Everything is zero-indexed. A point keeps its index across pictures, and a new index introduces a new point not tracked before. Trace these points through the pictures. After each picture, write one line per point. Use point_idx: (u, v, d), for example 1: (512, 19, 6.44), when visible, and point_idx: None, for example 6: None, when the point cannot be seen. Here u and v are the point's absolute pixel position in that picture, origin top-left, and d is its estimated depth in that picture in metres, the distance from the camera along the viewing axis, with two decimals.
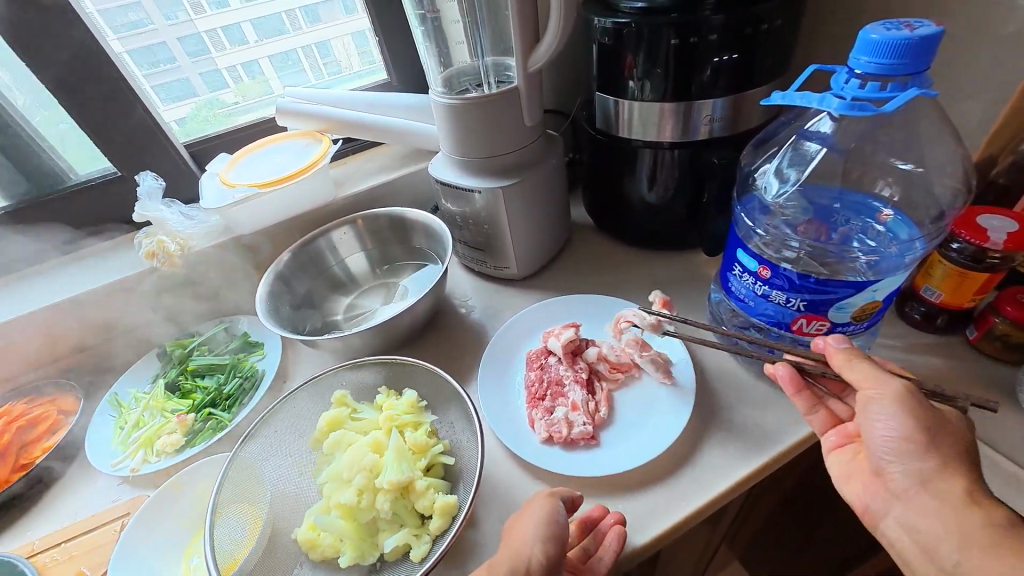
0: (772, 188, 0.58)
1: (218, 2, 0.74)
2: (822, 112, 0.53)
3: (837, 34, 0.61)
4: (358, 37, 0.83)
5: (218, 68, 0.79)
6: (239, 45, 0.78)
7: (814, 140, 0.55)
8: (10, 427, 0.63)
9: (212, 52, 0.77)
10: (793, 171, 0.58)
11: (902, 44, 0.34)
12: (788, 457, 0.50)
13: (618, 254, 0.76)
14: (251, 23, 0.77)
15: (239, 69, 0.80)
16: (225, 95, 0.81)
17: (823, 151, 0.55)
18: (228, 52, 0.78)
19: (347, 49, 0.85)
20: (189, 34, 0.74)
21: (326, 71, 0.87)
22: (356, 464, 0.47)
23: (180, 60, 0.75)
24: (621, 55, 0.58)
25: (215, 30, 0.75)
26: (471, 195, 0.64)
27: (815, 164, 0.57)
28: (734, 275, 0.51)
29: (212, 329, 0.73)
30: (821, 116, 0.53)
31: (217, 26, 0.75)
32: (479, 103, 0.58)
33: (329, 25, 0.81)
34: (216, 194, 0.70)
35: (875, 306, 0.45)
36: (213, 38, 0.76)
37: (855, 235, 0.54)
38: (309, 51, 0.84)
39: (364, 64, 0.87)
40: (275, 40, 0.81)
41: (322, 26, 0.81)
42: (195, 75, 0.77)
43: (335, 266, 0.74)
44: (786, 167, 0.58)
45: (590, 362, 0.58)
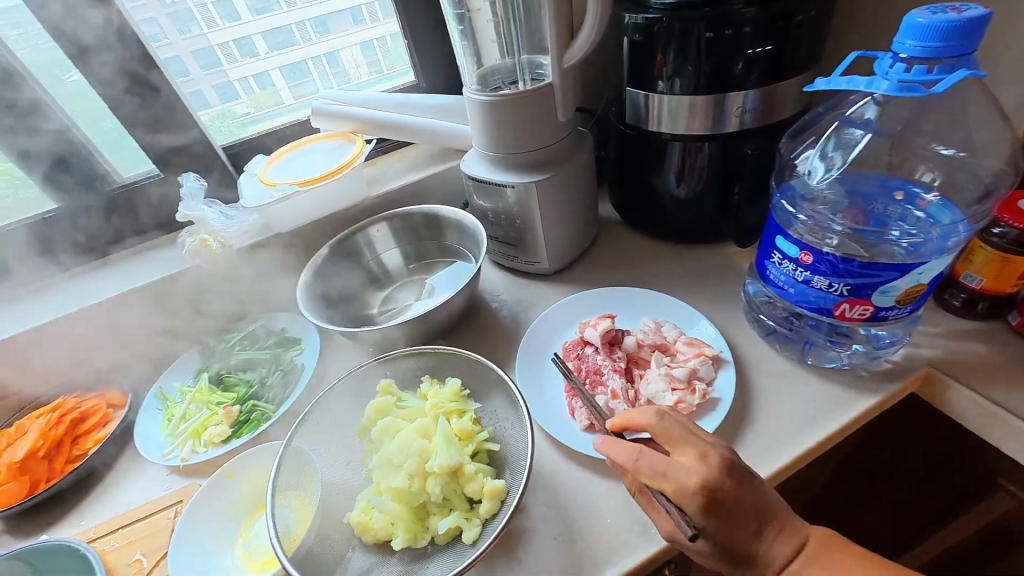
0: (817, 172, 0.59)
1: (230, 16, 0.76)
2: (868, 98, 0.54)
3: (866, 26, 0.62)
4: (366, 47, 0.87)
5: (230, 80, 0.80)
6: (250, 58, 0.80)
7: (856, 127, 0.56)
8: (63, 419, 0.64)
9: (224, 64, 0.79)
10: (839, 155, 0.58)
11: (949, 27, 0.35)
12: (836, 440, 0.50)
13: (646, 248, 0.77)
14: (262, 35, 0.79)
15: (250, 80, 0.82)
16: (237, 106, 0.83)
17: (869, 135, 0.56)
18: (240, 64, 0.80)
19: (355, 59, 0.87)
20: (201, 47, 0.76)
21: (335, 80, 0.89)
22: (406, 449, 0.47)
23: (194, 73, 0.77)
24: (652, 52, 0.60)
25: (227, 44, 0.78)
26: (503, 190, 0.66)
27: (860, 150, 0.57)
28: (773, 262, 0.52)
29: (251, 324, 0.75)
30: (865, 102, 0.54)
31: (232, 39, 0.78)
32: (514, 98, 0.60)
33: (339, 36, 0.84)
34: (256, 193, 0.72)
35: (919, 289, 0.45)
36: (225, 51, 0.78)
37: (894, 222, 0.54)
38: (318, 61, 0.85)
39: (371, 74, 0.90)
40: (289, 50, 0.82)
41: (331, 37, 0.84)
42: (209, 87, 0.79)
43: (371, 261, 0.75)
44: (831, 151, 0.58)
45: (628, 350, 0.59)
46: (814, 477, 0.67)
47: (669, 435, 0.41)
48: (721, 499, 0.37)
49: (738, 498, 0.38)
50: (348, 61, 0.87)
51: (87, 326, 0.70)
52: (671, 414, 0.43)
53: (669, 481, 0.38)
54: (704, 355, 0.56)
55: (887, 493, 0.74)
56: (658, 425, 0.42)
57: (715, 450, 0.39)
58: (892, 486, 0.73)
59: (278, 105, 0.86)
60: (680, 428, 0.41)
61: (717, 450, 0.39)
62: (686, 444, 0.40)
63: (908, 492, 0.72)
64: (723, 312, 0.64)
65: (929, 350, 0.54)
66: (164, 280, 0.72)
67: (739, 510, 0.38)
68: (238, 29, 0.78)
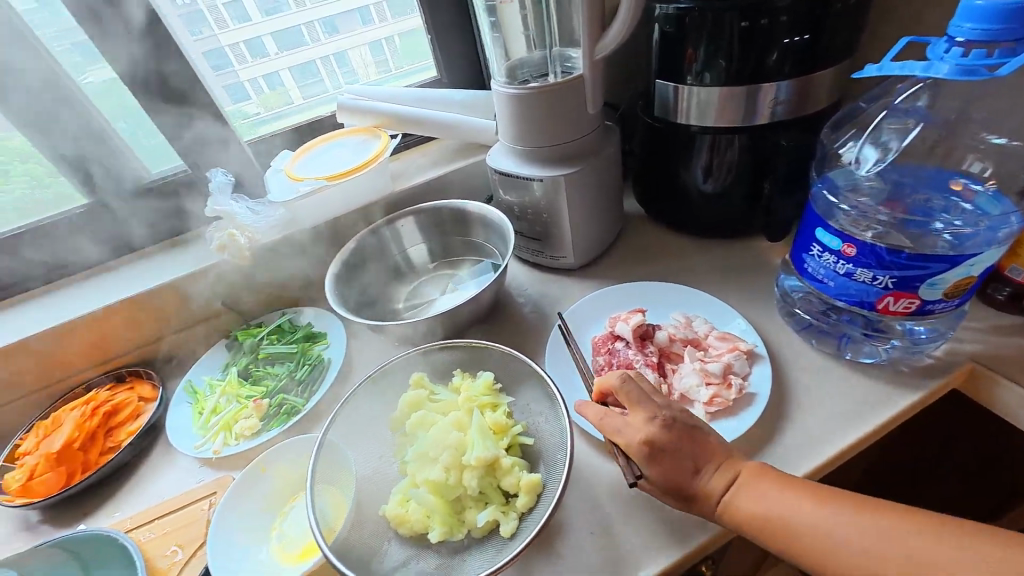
0: (869, 160, 0.57)
1: (240, 17, 0.76)
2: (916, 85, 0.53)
3: (903, 14, 0.61)
4: (374, 47, 0.87)
5: (241, 81, 0.80)
6: (261, 58, 0.80)
7: (910, 117, 0.55)
8: (97, 411, 0.64)
9: (235, 65, 0.78)
10: (885, 145, 0.56)
11: (1010, 9, 0.34)
12: (878, 436, 0.49)
13: (673, 243, 0.76)
14: (273, 36, 0.79)
15: (260, 81, 0.81)
16: (248, 106, 0.82)
17: (919, 125, 0.55)
18: (250, 64, 0.79)
19: (364, 59, 0.87)
20: (213, 49, 0.76)
21: (343, 79, 0.88)
22: (441, 442, 0.47)
23: (205, 75, 0.76)
24: (683, 44, 0.59)
25: (237, 44, 0.77)
26: (530, 184, 0.66)
27: (911, 138, 0.55)
28: (811, 255, 0.51)
29: (278, 319, 0.75)
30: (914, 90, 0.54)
31: (242, 40, 0.77)
32: (544, 91, 0.60)
33: (347, 35, 0.84)
34: (284, 188, 0.73)
35: (968, 282, 0.44)
36: (236, 51, 0.77)
37: (938, 214, 0.53)
38: (327, 60, 0.85)
39: (379, 73, 0.90)
40: (298, 50, 0.82)
41: (340, 36, 0.84)
42: (220, 88, 0.78)
43: (398, 256, 0.75)
44: (875, 143, 0.57)
45: (661, 345, 0.58)
46: None
47: (629, 397, 0.46)
48: (662, 451, 0.42)
49: (681, 450, 0.43)
50: (356, 62, 0.87)
51: (118, 319, 0.71)
52: (635, 380, 0.47)
53: (619, 435, 0.44)
54: (739, 350, 0.55)
55: (934, 487, 0.75)
56: (621, 388, 0.46)
57: (664, 412, 0.44)
58: (938, 479, 0.74)
59: (288, 106, 0.85)
60: (637, 390, 0.46)
61: (665, 411, 0.44)
62: (637, 402, 0.45)
63: (955, 486, 0.73)
64: (756, 306, 0.63)
65: (972, 345, 0.53)
66: (193, 275, 0.73)
67: (682, 460, 0.42)
68: (248, 30, 0.77)
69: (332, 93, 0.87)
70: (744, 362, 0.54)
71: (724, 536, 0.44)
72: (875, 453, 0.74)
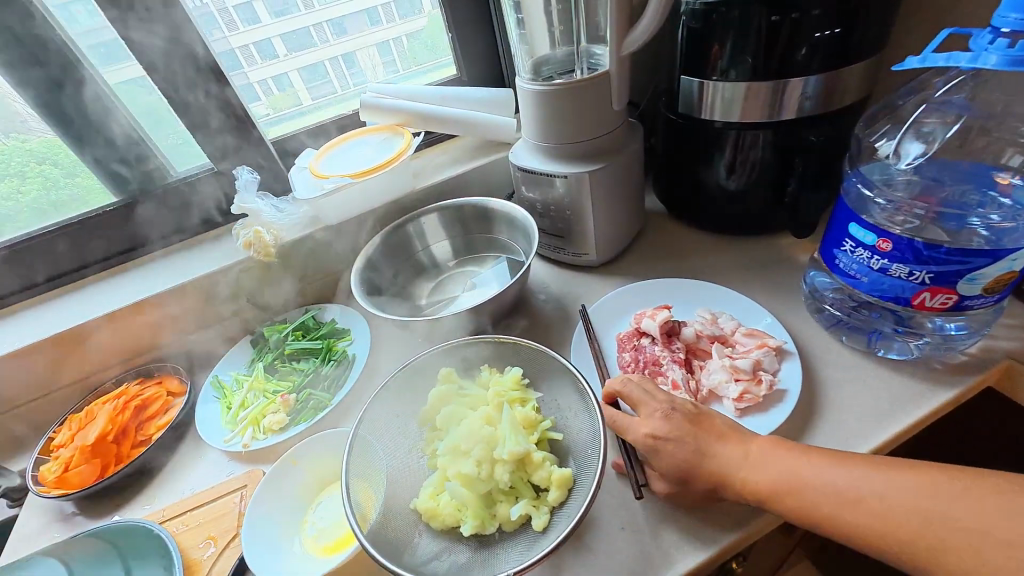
0: (914, 152, 0.55)
1: (250, 18, 0.75)
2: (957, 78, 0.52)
3: (933, 7, 0.60)
4: (381, 48, 0.87)
5: (251, 83, 0.79)
6: (270, 60, 0.80)
7: (949, 109, 0.54)
8: (128, 406, 0.66)
9: (244, 67, 0.78)
10: (924, 141, 0.55)
11: None
12: (912, 433, 0.49)
13: (696, 240, 0.76)
14: (282, 37, 0.79)
15: (269, 83, 0.81)
16: (258, 108, 0.82)
17: (960, 119, 0.53)
18: (259, 66, 0.79)
19: (371, 60, 0.87)
20: (223, 51, 0.75)
21: (351, 80, 0.88)
22: (473, 436, 0.47)
23: None
24: (709, 40, 0.59)
25: (247, 46, 0.77)
26: (553, 181, 0.66)
27: (951, 133, 0.54)
28: (843, 251, 0.50)
29: (302, 316, 0.76)
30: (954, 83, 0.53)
31: (252, 42, 0.77)
32: (570, 87, 0.60)
33: (354, 37, 0.84)
34: (308, 185, 0.74)
35: (1009, 277, 0.44)
36: (246, 53, 0.77)
37: (973, 211, 0.52)
38: (335, 62, 0.85)
39: (386, 75, 0.90)
40: (307, 52, 0.82)
41: (347, 38, 0.83)
42: None
43: (421, 252, 0.76)
44: (912, 139, 0.55)
45: (687, 341, 0.58)
46: None
47: (631, 395, 0.47)
48: (667, 440, 0.43)
49: (686, 437, 0.43)
50: (364, 62, 0.87)
51: (147, 315, 0.72)
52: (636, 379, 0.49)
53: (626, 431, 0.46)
54: (767, 346, 0.55)
55: None
56: (622, 388, 0.48)
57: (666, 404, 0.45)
58: None
59: (296, 107, 0.85)
60: (640, 388, 0.48)
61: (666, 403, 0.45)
62: (640, 398, 0.47)
63: None
64: (784, 303, 0.62)
65: (1008, 342, 0.52)
66: (219, 272, 0.73)
67: (690, 445, 0.43)
68: (258, 32, 0.77)
69: (341, 95, 0.87)
70: (772, 358, 0.54)
71: (752, 536, 0.44)
72: (900, 453, 0.73)
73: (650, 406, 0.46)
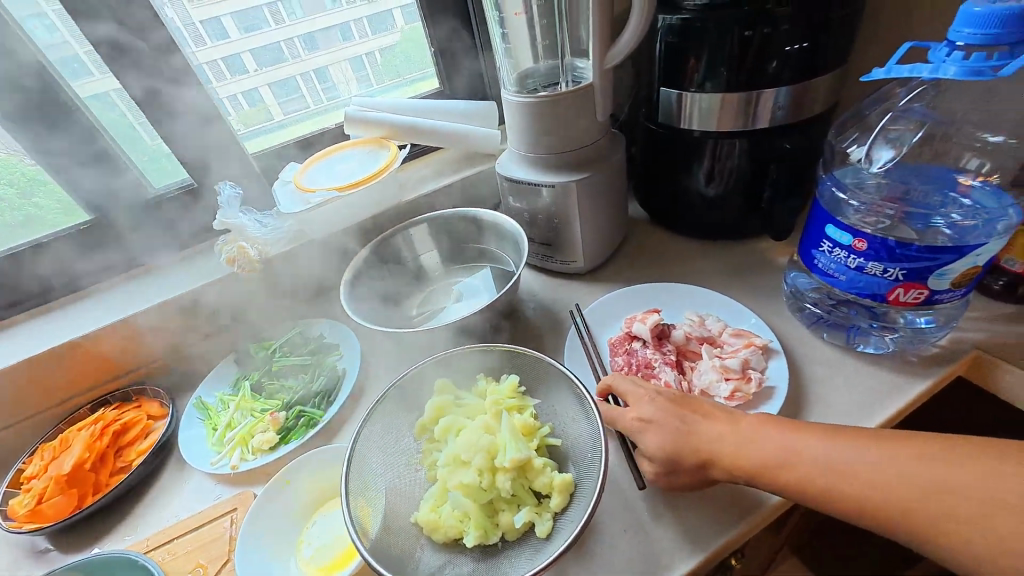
0: (880, 159, 0.59)
1: (218, 33, 0.74)
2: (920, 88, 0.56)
3: (889, 24, 0.64)
4: (354, 62, 0.86)
5: (219, 98, 0.77)
6: (240, 75, 0.78)
7: (912, 117, 0.57)
8: (107, 431, 0.63)
9: (213, 82, 0.76)
10: (891, 148, 0.58)
11: (1008, 15, 0.36)
12: (893, 424, 0.51)
13: (679, 245, 0.78)
14: (251, 53, 0.78)
15: (239, 98, 0.79)
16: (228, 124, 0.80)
17: (924, 127, 0.57)
18: (229, 81, 0.78)
19: (344, 75, 0.87)
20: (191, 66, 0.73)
21: (325, 95, 0.87)
22: (473, 445, 0.47)
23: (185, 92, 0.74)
24: (686, 53, 0.61)
25: (215, 61, 0.75)
26: (540, 190, 0.67)
27: (917, 139, 0.57)
28: (821, 251, 0.53)
29: (288, 332, 0.75)
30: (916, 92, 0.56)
31: (219, 57, 0.75)
32: (556, 99, 0.61)
33: (326, 52, 0.83)
34: (293, 200, 0.73)
35: (974, 271, 0.47)
36: (215, 68, 0.75)
37: (937, 213, 0.56)
38: (308, 78, 0.84)
39: (360, 89, 0.89)
40: (279, 67, 0.81)
41: (319, 54, 0.83)
42: None
43: (410, 263, 0.76)
44: (880, 146, 0.58)
45: (677, 343, 0.59)
46: None
47: (621, 385, 0.50)
48: (656, 422, 0.45)
49: (674, 417, 0.45)
50: (337, 77, 0.86)
51: (124, 337, 0.69)
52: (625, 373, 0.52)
53: (617, 420, 0.48)
54: (755, 346, 0.57)
55: None
56: (613, 380, 0.51)
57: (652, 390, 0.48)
58: None
59: (270, 123, 0.84)
60: (630, 382, 0.50)
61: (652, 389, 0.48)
62: (629, 389, 0.49)
63: None
64: (765, 303, 0.65)
65: (974, 334, 0.55)
66: (201, 289, 0.72)
67: (678, 425, 0.45)
68: (228, 47, 0.75)
69: (314, 110, 0.87)
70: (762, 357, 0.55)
71: (746, 533, 0.45)
72: None
73: (637, 393, 0.48)
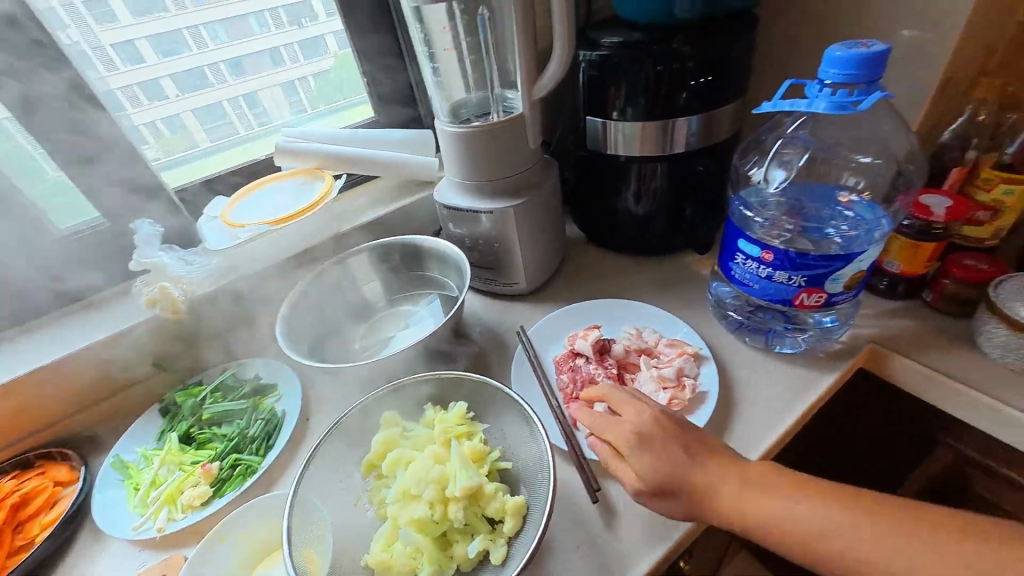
0: (775, 180, 0.66)
1: (133, 57, 0.70)
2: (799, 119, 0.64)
3: (776, 62, 0.73)
4: (286, 87, 0.85)
5: (135, 125, 0.73)
6: (158, 101, 0.74)
7: (798, 142, 0.65)
8: (4, 504, 0.56)
9: (127, 108, 0.71)
10: (783, 170, 0.66)
11: (861, 58, 0.43)
12: (809, 416, 0.56)
13: (615, 262, 0.82)
14: (171, 78, 0.74)
15: (159, 124, 0.75)
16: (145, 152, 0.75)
17: (807, 154, 0.66)
18: (145, 107, 0.73)
19: (276, 100, 0.85)
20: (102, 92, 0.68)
21: (256, 121, 0.84)
22: (424, 477, 0.46)
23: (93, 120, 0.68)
24: (606, 85, 0.66)
25: (131, 87, 0.71)
26: (478, 217, 0.69)
27: (803, 163, 0.66)
28: (736, 263, 0.58)
29: (220, 375, 0.70)
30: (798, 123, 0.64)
31: (135, 82, 0.71)
32: (488, 130, 0.64)
33: (255, 77, 0.81)
34: (222, 236, 0.70)
35: (860, 275, 0.53)
36: (129, 94, 0.71)
37: (829, 224, 0.63)
38: (235, 103, 0.81)
39: (294, 114, 0.88)
40: (202, 92, 0.78)
41: (247, 79, 0.81)
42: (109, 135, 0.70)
43: (351, 295, 0.74)
44: (776, 168, 0.66)
45: (617, 357, 0.62)
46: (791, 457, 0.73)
47: (618, 397, 0.49)
48: (650, 438, 0.45)
49: (666, 438, 0.45)
50: (266, 102, 0.84)
51: (23, 396, 0.62)
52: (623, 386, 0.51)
53: (610, 430, 0.47)
54: (687, 354, 0.61)
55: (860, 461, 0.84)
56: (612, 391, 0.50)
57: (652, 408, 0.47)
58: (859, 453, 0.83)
59: (194, 150, 0.80)
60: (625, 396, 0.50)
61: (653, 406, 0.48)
62: (626, 402, 0.49)
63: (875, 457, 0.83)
64: (694, 313, 0.69)
65: (869, 329, 0.63)
66: (117, 336, 0.66)
67: (667, 447, 0.44)
68: (144, 72, 0.72)
69: (244, 136, 0.84)
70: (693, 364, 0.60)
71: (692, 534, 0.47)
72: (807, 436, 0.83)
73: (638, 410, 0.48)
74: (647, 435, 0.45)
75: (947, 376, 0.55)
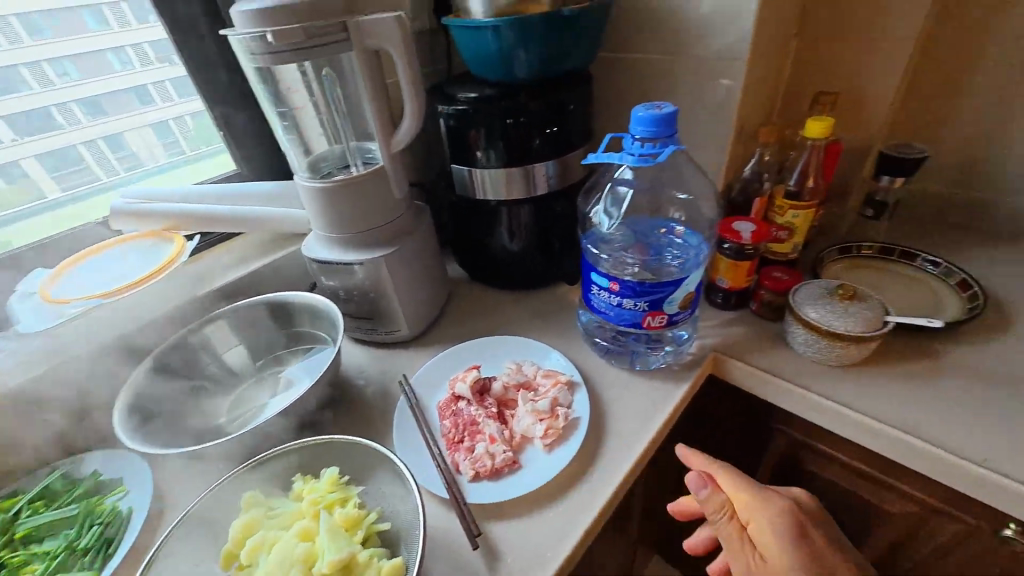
0: (604, 223, 0.77)
1: None
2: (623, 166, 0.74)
3: (614, 112, 0.83)
4: (159, 128, 0.79)
5: None
6: None
7: (619, 185, 0.76)
8: None
9: None
10: (614, 210, 0.77)
11: (656, 119, 0.51)
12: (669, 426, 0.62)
13: (496, 299, 0.85)
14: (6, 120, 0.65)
15: None
16: None
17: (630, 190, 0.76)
18: None
19: (146, 141, 0.78)
20: None
21: (122, 166, 0.77)
22: (287, 561, 0.44)
23: None
24: (467, 133, 0.70)
25: None
26: (352, 268, 0.68)
27: (626, 203, 0.77)
28: (593, 294, 0.64)
29: (45, 478, 0.59)
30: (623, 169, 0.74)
31: None
32: (348, 183, 0.64)
33: (119, 116, 0.75)
34: (39, 314, 0.60)
35: (691, 295, 0.61)
36: None
37: (666, 250, 0.74)
38: (93, 147, 0.73)
39: (170, 156, 0.81)
40: (50, 135, 0.69)
41: (109, 119, 0.74)
42: None
43: (211, 364, 0.68)
44: (609, 207, 0.77)
45: (497, 395, 0.64)
46: (670, 463, 0.80)
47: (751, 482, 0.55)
48: (803, 524, 0.51)
49: (807, 529, 0.51)
50: (136, 144, 0.78)
51: None
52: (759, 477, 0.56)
53: (764, 503, 0.52)
54: (559, 383, 0.65)
55: None
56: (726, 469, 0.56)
57: (787, 500, 0.53)
58: None
59: (38, 201, 0.70)
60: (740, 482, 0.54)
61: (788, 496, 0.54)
62: (759, 494, 0.53)
63: None
64: (569, 342, 0.74)
65: (711, 339, 0.71)
66: None
67: (811, 538, 0.51)
68: None
69: (104, 183, 0.75)
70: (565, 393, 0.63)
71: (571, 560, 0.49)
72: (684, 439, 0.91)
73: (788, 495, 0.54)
74: (799, 519, 0.52)
75: (771, 374, 0.65)
